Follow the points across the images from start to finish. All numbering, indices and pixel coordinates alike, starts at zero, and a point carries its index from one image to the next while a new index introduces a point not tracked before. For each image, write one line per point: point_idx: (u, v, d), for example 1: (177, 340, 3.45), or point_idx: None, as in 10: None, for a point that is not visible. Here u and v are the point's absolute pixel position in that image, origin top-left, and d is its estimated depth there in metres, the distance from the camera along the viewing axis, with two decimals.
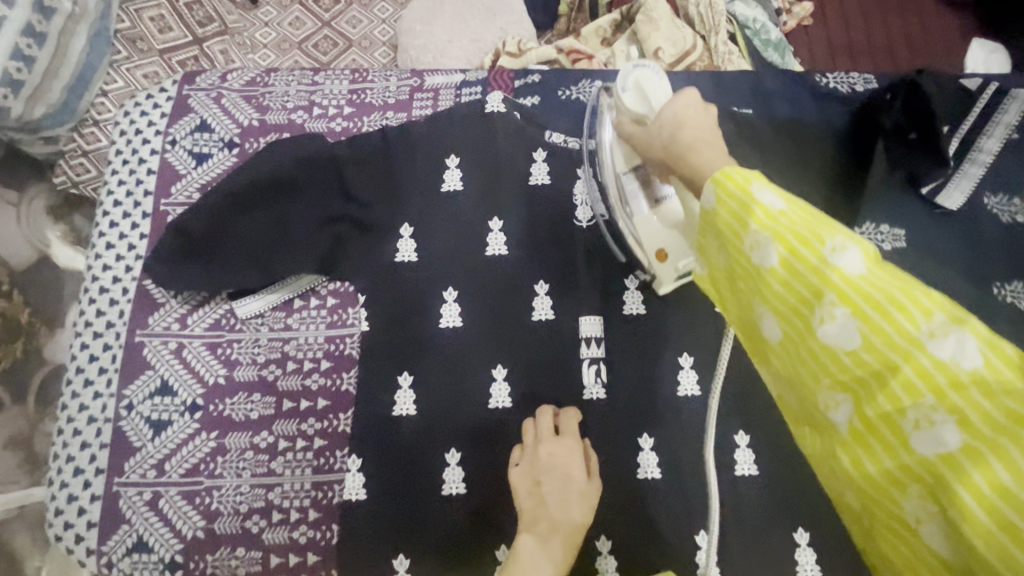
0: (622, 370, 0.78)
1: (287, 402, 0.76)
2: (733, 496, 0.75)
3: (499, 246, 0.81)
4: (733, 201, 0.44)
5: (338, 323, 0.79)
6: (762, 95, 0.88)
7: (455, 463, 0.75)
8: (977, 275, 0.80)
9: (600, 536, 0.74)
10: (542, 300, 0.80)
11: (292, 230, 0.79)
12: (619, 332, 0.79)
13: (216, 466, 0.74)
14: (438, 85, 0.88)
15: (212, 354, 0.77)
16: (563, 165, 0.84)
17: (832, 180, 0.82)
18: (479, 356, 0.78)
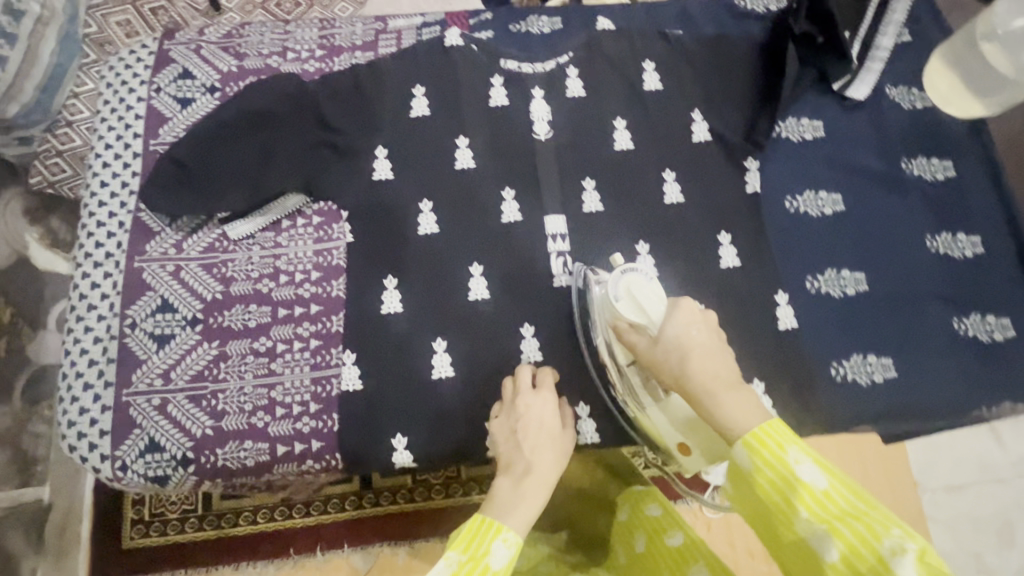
0: (586, 259, 0.87)
1: (283, 310, 0.82)
2: None
3: (467, 160, 0.90)
4: (772, 471, 0.55)
5: (325, 237, 0.86)
6: (690, 17, 0.99)
7: (443, 350, 0.82)
8: (885, 153, 0.92)
9: (578, 403, 0.83)
10: (510, 205, 0.88)
11: (277, 159, 0.87)
12: (582, 227, 0.88)
13: (219, 371, 0.79)
14: (400, 27, 0.97)
15: (209, 273, 0.83)
16: (519, 88, 0.93)
17: (752, 84, 0.94)
18: (456, 257, 0.85)
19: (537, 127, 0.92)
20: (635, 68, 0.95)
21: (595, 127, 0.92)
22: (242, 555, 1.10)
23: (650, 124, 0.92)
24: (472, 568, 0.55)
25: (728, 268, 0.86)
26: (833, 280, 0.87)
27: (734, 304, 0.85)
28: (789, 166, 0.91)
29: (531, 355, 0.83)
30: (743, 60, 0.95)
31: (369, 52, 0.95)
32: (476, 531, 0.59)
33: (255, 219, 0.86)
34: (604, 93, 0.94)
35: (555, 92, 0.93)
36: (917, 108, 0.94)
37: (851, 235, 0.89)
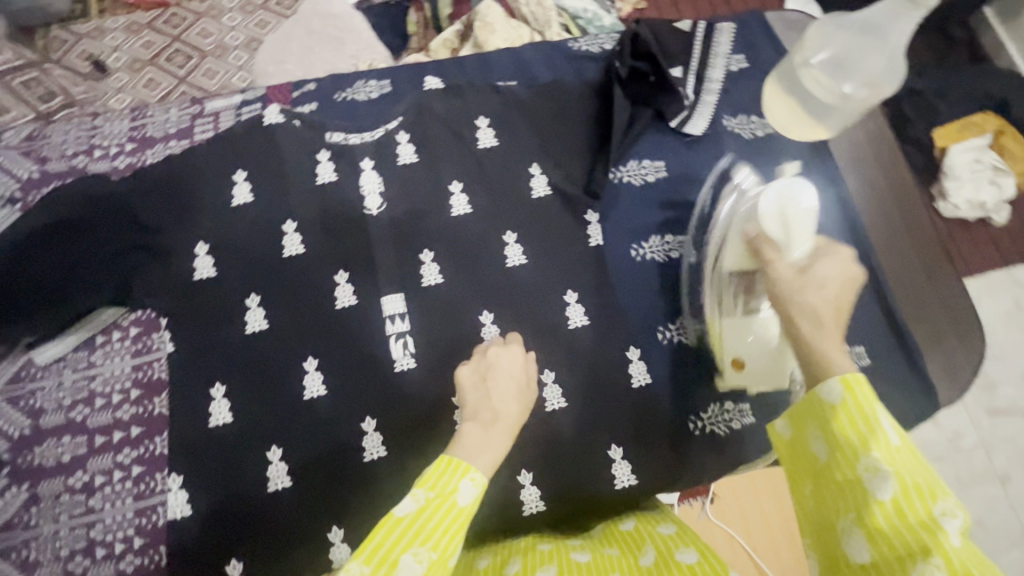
0: (428, 337, 0.82)
1: (100, 438, 0.76)
2: (549, 428, 0.80)
3: (296, 246, 0.85)
4: (856, 410, 0.55)
5: (144, 350, 0.80)
6: (522, 66, 0.97)
7: (279, 458, 0.77)
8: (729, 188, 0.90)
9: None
10: (344, 288, 0.83)
11: (79, 270, 0.80)
12: (422, 303, 0.84)
13: (30, 517, 0.73)
14: (218, 109, 0.92)
15: (14, 407, 0.77)
16: (347, 160, 0.89)
17: (586, 131, 0.91)
18: (289, 352, 0.81)
19: (367, 201, 0.87)
20: (468, 128, 0.91)
21: (430, 194, 0.88)
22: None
23: (487, 184, 0.89)
24: (439, 503, 0.55)
25: (577, 328, 0.83)
26: (684, 328, 0.85)
27: (587, 366, 0.82)
28: (631, 212, 0.89)
29: (374, 451, 0.78)
30: (577, 106, 0.92)
31: (187, 139, 0.90)
32: (444, 471, 0.58)
33: (63, 339, 0.80)
34: (437, 157, 0.90)
35: (386, 160, 0.89)
36: (758, 136, 0.94)
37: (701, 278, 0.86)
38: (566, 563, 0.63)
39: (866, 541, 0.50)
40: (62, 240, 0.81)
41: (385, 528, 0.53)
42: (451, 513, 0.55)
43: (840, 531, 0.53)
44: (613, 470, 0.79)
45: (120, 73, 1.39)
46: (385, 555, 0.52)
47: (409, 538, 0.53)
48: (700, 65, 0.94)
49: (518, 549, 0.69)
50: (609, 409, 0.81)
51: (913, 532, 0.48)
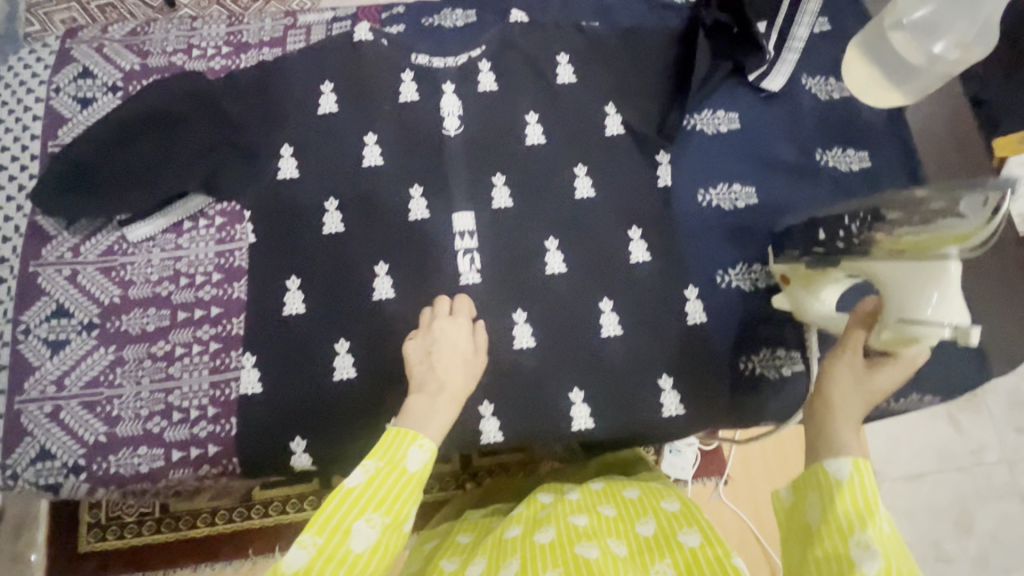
0: (495, 257, 0.85)
1: (182, 313, 0.81)
2: (603, 354, 0.83)
3: (375, 157, 0.88)
4: (856, 492, 0.56)
5: (227, 238, 0.84)
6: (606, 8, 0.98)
7: (345, 351, 0.81)
8: (801, 146, 0.91)
9: (483, 402, 0.81)
10: (418, 202, 0.87)
11: (174, 158, 0.85)
12: (490, 224, 0.87)
13: (116, 377, 0.78)
14: (310, 22, 0.95)
15: (106, 277, 0.82)
16: (429, 83, 0.92)
17: (666, 76, 0.92)
18: (363, 256, 0.84)
19: (445, 122, 0.90)
20: (548, 62, 0.93)
21: (505, 123, 0.91)
22: (198, 559, 1.21)
23: (563, 118, 0.91)
24: (388, 471, 0.61)
25: (638, 263, 0.86)
26: (743, 274, 0.86)
27: (644, 301, 0.84)
28: (701, 158, 0.90)
29: None
30: (658, 51, 0.93)
31: (278, 47, 0.93)
32: (395, 440, 0.64)
33: (155, 219, 0.84)
34: (516, 87, 0.92)
35: (466, 87, 0.92)
36: (835, 99, 0.93)
37: (765, 228, 0.88)
38: (565, 527, 0.72)
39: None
40: (161, 128, 0.86)
41: (336, 501, 0.59)
42: (402, 479, 0.61)
43: None
44: (662, 399, 0.81)
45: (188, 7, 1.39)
46: (337, 524, 0.57)
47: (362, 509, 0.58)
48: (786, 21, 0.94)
49: (519, 518, 0.76)
50: (662, 343, 0.83)
51: None
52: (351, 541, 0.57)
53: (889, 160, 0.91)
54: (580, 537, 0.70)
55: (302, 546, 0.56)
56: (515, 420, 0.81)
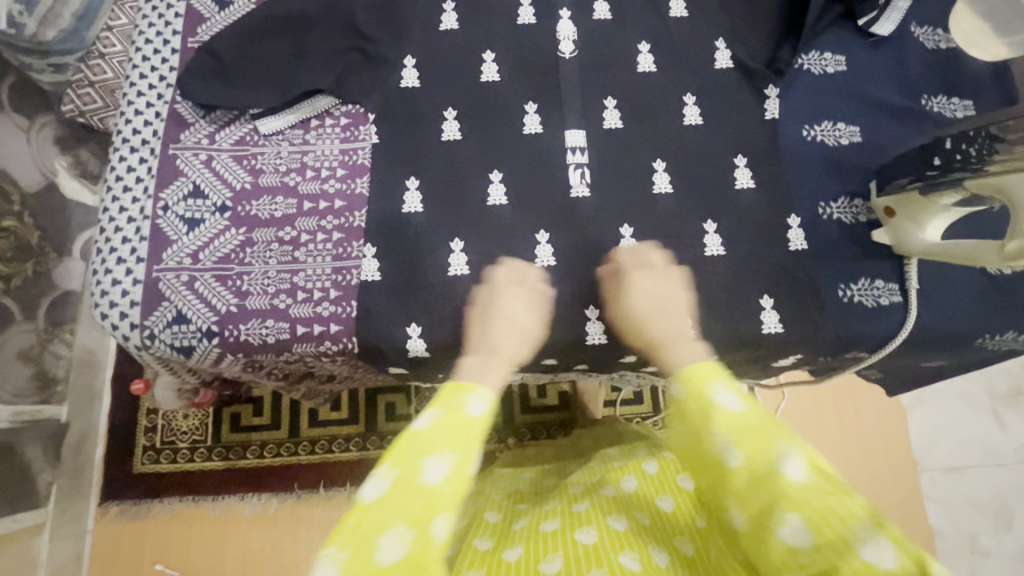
0: (604, 174, 0.89)
1: (307, 204, 0.85)
2: (704, 271, 0.86)
3: (492, 73, 0.92)
4: (696, 394, 0.64)
5: (351, 138, 0.89)
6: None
7: (459, 249, 0.85)
8: (908, 91, 0.93)
9: (589, 306, 0.84)
10: (532, 117, 0.90)
11: (308, 59, 0.90)
12: (600, 143, 0.90)
13: (246, 255, 0.83)
14: None
15: (238, 164, 0.87)
16: (547, 7, 0.95)
17: (780, 15, 0.94)
18: (478, 163, 0.88)
19: (561, 44, 0.93)
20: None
21: (617, 50, 0.94)
22: (247, 487, 1.39)
23: (673, 49, 0.94)
24: (451, 418, 0.61)
25: (742, 189, 0.88)
26: (846, 208, 0.88)
27: (747, 225, 0.87)
28: (809, 96, 0.92)
29: (544, 260, 0.85)
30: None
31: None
32: (453, 391, 0.63)
33: (286, 117, 0.89)
34: (629, 16, 0.95)
35: (582, 13, 0.95)
36: (941, 49, 0.95)
37: (870, 165, 0.90)
38: (608, 529, 0.78)
39: (750, 519, 0.57)
40: (296, 30, 0.90)
41: (405, 443, 0.59)
42: (464, 421, 0.61)
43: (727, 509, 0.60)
44: (762, 316, 0.85)
45: None
46: (404, 465, 0.57)
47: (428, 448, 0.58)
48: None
49: (554, 513, 0.84)
50: (762, 266, 0.86)
51: (769, 489, 0.56)
52: (429, 475, 0.57)
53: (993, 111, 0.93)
54: (621, 545, 0.74)
55: (379, 478, 0.57)
56: (618, 327, 0.84)
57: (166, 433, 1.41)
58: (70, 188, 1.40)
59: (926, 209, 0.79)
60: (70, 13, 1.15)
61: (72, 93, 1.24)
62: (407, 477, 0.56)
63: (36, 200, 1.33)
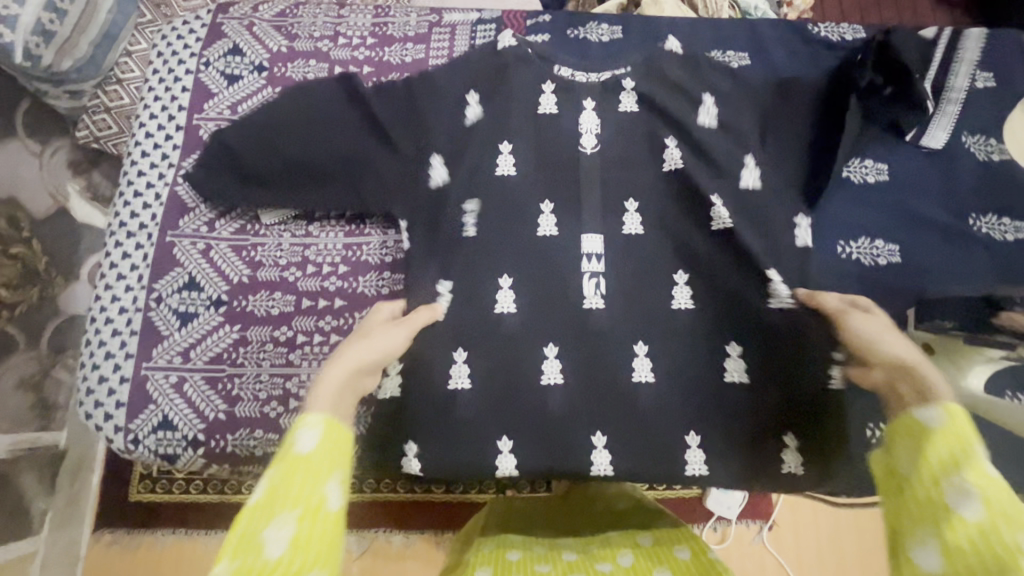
0: (621, 284, 0.84)
1: (306, 301, 0.82)
2: (723, 400, 0.80)
3: (508, 168, 0.86)
4: (956, 435, 0.52)
5: (355, 231, 0.85)
6: (759, 48, 0.97)
7: (462, 361, 0.80)
8: (954, 208, 0.87)
9: (595, 432, 0.79)
10: (548, 218, 0.85)
11: (312, 141, 0.83)
12: (619, 250, 0.85)
13: (238, 355, 0.79)
14: (455, 22, 0.95)
15: (237, 255, 0.83)
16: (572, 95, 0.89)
17: (821, 118, 0.88)
18: (489, 264, 0.83)
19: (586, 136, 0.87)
20: (696, 89, 0.89)
21: (642, 146, 0.88)
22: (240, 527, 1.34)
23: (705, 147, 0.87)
24: (302, 464, 0.48)
25: (774, 311, 0.80)
26: None
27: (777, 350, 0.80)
28: (844, 206, 0.87)
29: (551, 377, 0.80)
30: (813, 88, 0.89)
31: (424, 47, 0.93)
32: (302, 425, 0.51)
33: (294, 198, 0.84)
34: (658, 108, 0.89)
35: (608, 104, 0.89)
36: (994, 160, 0.88)
37: (910, 290, 0.83)
38: None
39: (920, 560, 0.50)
40: (303, 110, 0.84)
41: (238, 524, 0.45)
42: (305, 464, 0.49)
43: (910, 546, 0.50)
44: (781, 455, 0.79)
45: None
46: (248, 528, 0.44)
47: (263, 516, 0.45)
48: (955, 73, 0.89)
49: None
50: (791, 397, 0.79)
51: (997, 553, 0.45)
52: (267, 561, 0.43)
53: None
54: None
55: None
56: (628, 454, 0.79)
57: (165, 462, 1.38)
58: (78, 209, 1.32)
59: (968, 359, 0.73)
60: (86, 41, 1.11)
61: (86, 117, 1.21)
62: (245, 573, 0.42)
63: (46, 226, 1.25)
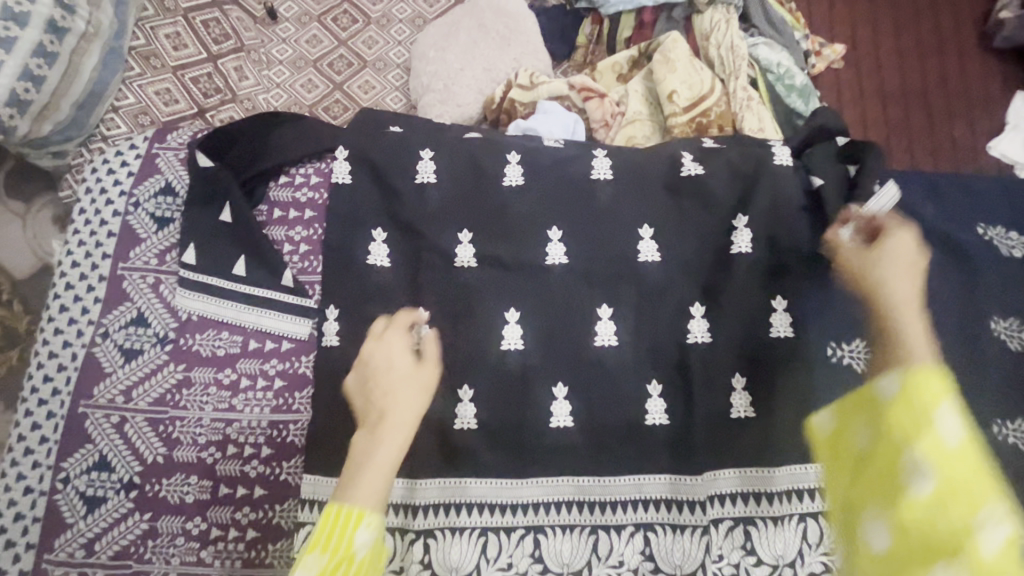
0: (587, 446, 0.74)
1: (224, 488, 0.73)
2: (681, 557, 0.70)
3: (381, 257, 0.81)
4: (913, 403, 0.43)
5: (290, 371, 0.77)
6: (725, 159, 0.82)
7: None
8: (980, 406, 0.73)
9: (463, 385, 0.76)
10: (465, 248, 0.80)
11: (262, 295, 0.78)
12: (589, 417, 0.75)
13: (145, 550, 0.72)
14: (387, 149, 0.84)
15: (152, 430, 0.75)
16: (531, 227, 0.81)
17: (813, 278, 0.78)
18: (444, 385, 0.76)
19: (509, 179, 0.83)
20: (630, 228, 0.80)
21: (580, 313, 0.78)
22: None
23: (644, 312, 0.78)
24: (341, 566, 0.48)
25: (603, 346, 0.77)
26: None
27: (765, 514, 0.71)
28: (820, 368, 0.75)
29: (466, 421, 0.75)
30: (782, 248, 0.78)
31: (297, 190, 0.83)
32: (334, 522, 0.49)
33: (238, 308, 0.78)
34: (630, 256, 0.79)
35: (579, 233, 0.80)
36: None
37: None
38: None
39: None
40: (229, 256, 0.78)
41: None
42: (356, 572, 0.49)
43: None
44: (771, 319, 0.76)
45: (288, 24, 1.28)
46: None
47: None
48: (945, 245, 0.78)
49: None
50: None
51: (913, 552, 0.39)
52: None
53: (1001, 385, 0.74)
54: None
55: None
56: (593, 545, 0.71)
57: None
58: None
59: None
60: (68, 103, 1.05)
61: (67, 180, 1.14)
62: None
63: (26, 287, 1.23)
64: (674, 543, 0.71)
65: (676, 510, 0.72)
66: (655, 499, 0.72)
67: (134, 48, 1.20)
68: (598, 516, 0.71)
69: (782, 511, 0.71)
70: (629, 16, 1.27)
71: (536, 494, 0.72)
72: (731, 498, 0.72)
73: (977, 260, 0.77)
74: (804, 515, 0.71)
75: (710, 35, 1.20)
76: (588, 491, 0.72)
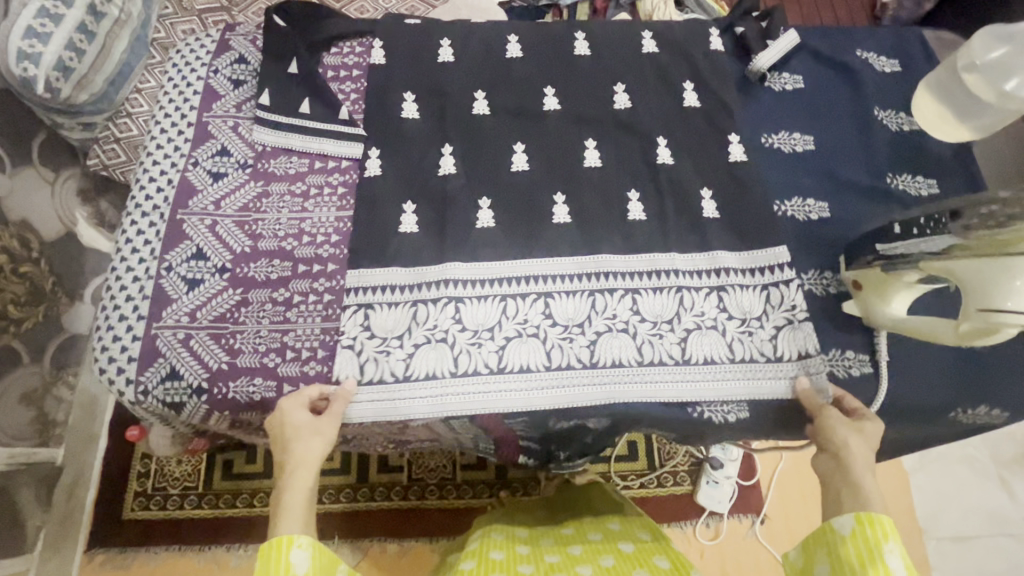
0: (588, 219, 0.95)
1: (302, 266, 0.90)
2: (672, 285, 0.90)
3: (413, 111, 1.02)
4: (865, 542, 0.68)
5: (350, 181, 0.97)
6: (670, 23, 1.10)
7: (449, 154, 0.99)
8: (875, 168, 0.99)
9: (481, 198, 0.96)
10: (480, 102, 1.03)
11: (322, 124, 0.98)
12: (586, 203, 0.96)
13: (240, 315, 0.87)
14: (414, 28, 1.08)
15: (240, 229, 0.92)
16: (532, 79, 1.05)
17: (743, 96, 1.04)
18: (469, 190, 0.97)
19: (510, 45, 1.08)
20: (606, 73, 1.06)
21: (574, 135, 1.02)
22: (233, 538, 1.38)
23: (621, 131, 1.02)
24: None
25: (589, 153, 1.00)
26: (815, 280, 0.92)
27: (732, 249, 0.93)
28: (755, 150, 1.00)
29: (485, 222, 0.95)
30: (720, 75, 1.05)
31: (345, 56, 1.06)
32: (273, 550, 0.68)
33: (305, 136, 0.98)
34: (606, 92, 1.05)
35: (567, 80, 1.05)
36: (904, 130, 1.01)
37: (838, 238, 0.94)
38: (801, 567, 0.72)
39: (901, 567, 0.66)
40: (298, 99, 1.00)
41: None
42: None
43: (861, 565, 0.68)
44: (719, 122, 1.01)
45: None
46: None
47: None
48: (835, 68, 1.06)
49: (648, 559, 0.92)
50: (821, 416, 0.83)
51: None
52: None
53: (889, 152, 0.99)
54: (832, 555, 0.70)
55: None
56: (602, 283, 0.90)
57: (157, 480, 1.41)
58: (85, 236, 1.44)
59: (804, 168, 0.99)
60: (101, 79, 1.24)
61: (97, 148, 1.33)
62: None
63: (54, 249, 1.35)
64: (656, 300, 0.90)
65: (663, 254, 0.92)
66: (646, 249, 0.93)
67: (156, 40, 1.39)
68: (604, 263, 0.92)
69: (749, 281, 0.90)
70: (583, 6, 1.60)
71: (553, 253, 0.92)
72: (704, 242, 0.93)
73: (859, 74, 1.05)
74: (767, 286, 0.90)
75: (652, 14, 1.50)
76: (595, 249, 0.93)
